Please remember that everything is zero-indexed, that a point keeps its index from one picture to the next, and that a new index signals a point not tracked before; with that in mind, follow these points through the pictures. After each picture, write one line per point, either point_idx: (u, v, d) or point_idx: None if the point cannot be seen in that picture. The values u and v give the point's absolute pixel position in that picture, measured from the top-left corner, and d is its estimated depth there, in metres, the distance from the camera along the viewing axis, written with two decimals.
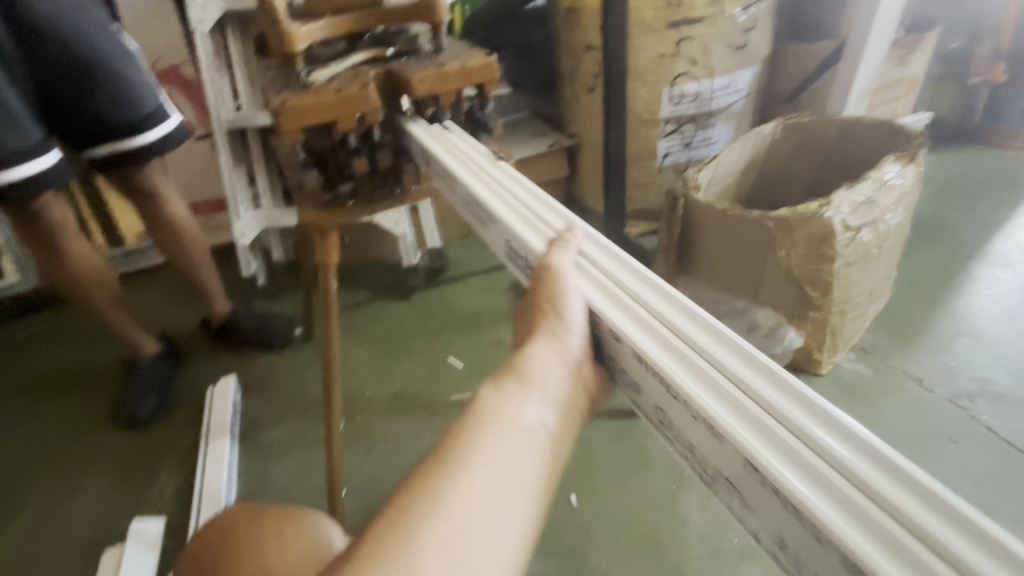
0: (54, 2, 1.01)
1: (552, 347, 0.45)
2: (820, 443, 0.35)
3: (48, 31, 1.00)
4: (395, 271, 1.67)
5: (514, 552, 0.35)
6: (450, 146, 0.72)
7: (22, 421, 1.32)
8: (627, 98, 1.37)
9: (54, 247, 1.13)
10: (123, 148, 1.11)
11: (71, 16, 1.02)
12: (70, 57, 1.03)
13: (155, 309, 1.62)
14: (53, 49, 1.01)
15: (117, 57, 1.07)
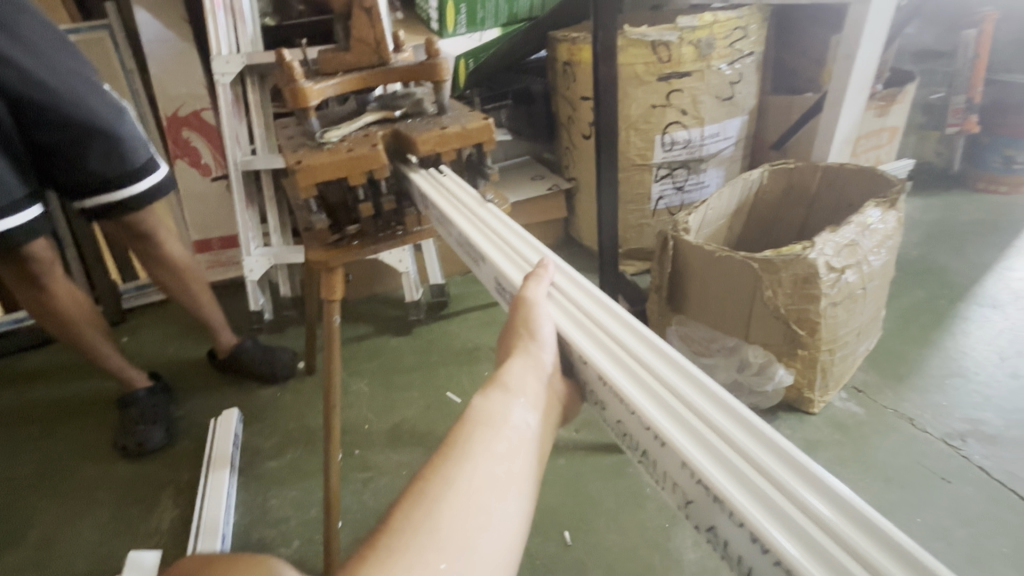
0: (50, 68, 1.06)
1: (528, 362, 0.50)
2: (765, 467, 0.38)
3: (45, 95, 1.06)
4: (397, 307, 1.71)
5: (508, 529, 0.39)
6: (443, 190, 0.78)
7: (25, 452, 1.35)
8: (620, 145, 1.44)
9: (43, 287, 1.18)
10: (115, 199, 1.17)
11: (65, 76, 1.08)
12: (64, 117, 1.08)
13: (162, 341, 1.67)
14: (52, 113, 1.07)
15: (105, 114, 1.12)
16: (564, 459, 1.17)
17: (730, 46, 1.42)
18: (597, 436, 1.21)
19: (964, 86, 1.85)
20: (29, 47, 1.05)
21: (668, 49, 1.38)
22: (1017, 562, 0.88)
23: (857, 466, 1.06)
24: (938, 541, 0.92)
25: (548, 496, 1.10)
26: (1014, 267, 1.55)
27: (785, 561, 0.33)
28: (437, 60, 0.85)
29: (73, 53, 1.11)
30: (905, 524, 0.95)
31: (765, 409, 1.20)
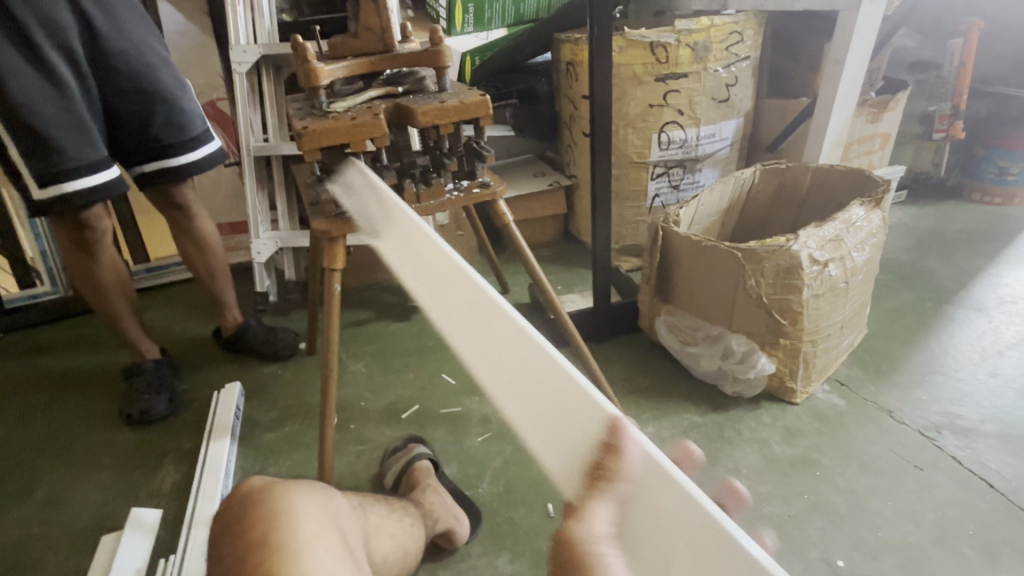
0: (127, 38, 1.16)
1: None
2: None
3: (121, 62, 1.15)
4: (398, 294, 1.76)
5: None
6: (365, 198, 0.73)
7: (36, 418, 1.40)
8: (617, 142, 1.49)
9: (89, 254, 1.26)
10: (168, 167, 1.26)
11: (140, 46, 1.18)
12: (135, 85, 1.18)
13: (171, 319, 1.73)
14: (127, 79, 1.16)
15: (174, 87, 1.23)
16: None
17: (726, 49, 1.47)
18: None
19: (949, 94, 1.89)
20: (112, 16, 1.14)
21: (665, 51, 1.43)
22: (981, 545, 0.92)
23: (834, 453, 1.09)
24: (906, 524, 0.95)
25: (535, 473, 1.14)
26: (1002, 274, 1.58)
27: None
28: (441, 47, 0.90)
29: (152, 30, 1.22)
30: (877, 508, 0.98)
31: (749, 399, 1.24)
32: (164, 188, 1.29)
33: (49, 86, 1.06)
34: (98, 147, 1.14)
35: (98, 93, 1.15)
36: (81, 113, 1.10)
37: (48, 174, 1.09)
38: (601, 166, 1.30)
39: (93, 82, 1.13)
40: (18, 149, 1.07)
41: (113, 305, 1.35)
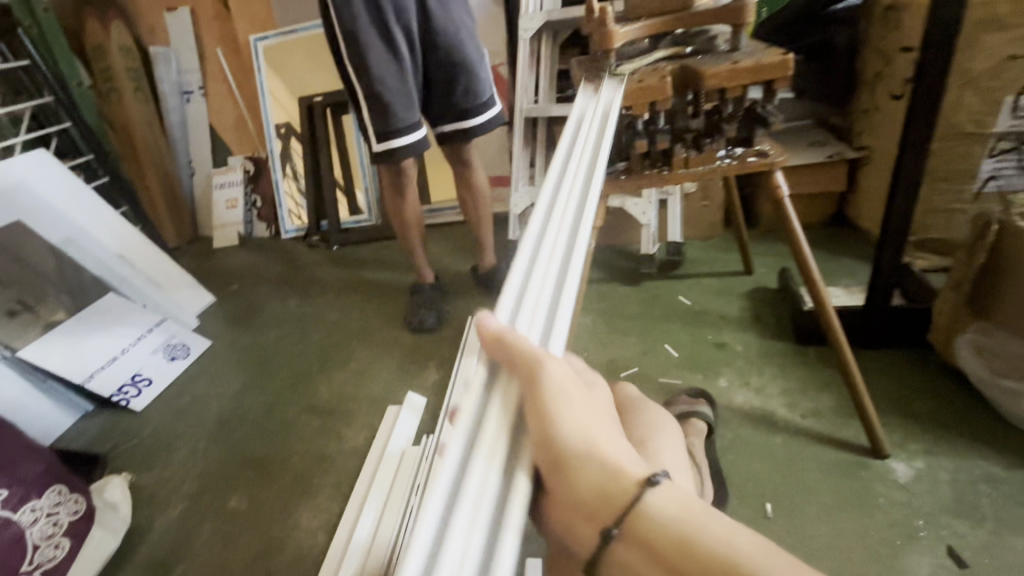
0: (449, 18, 1.42)
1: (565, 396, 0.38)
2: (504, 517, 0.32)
3: (441, 40, 1.42)
4: (631, 259, 1.78)
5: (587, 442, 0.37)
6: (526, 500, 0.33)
7: (354, 312, 1.92)
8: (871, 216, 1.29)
9: (402, 192, 1.62)
10: (463, 128, 1.53)
11: (458, 27, 1.44)
12: (450, 58, 1.44)
13: (442, 252, 2.10)
14: (444, 54, 1.43)
15: (475, 61, 1.48)
16: (781, 438, 1.12)
17: None
18: (829, 428, 1.13)
19: None
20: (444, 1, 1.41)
21: None
22: None
23: None
24: None
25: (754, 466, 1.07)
26: None
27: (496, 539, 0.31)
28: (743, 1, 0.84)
29: (464, 12, 1.48)
30: None
31: None
32: (457, 144, 1.57)
33: (394, 61, 1.36)
34: (417, 111, 1.43)
35: (422, 66, 1.44)
36: (410, 84, 1.39)
37: (385, 132, 1.41)
38: (913, 135, 1.06)
39: (420, 57, 1.42)
40: (368, 111, 1.40)
41: (410, 236, 1.72)
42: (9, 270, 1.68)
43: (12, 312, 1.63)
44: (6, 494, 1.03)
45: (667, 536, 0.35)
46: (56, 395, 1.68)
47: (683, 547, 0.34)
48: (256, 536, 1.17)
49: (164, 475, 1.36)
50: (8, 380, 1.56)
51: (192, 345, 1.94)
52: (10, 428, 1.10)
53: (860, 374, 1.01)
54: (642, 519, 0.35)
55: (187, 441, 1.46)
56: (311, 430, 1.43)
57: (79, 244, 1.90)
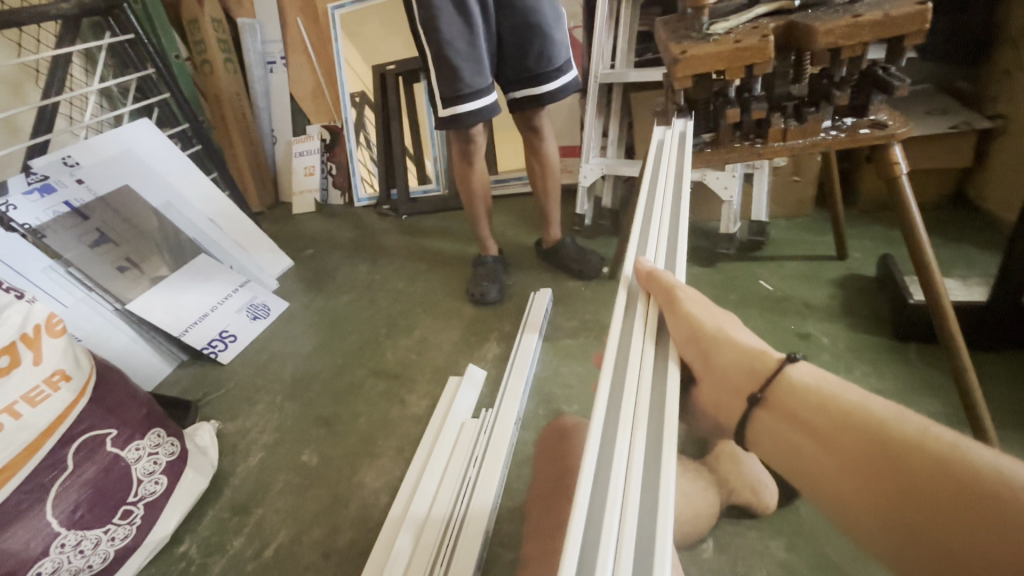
0: None
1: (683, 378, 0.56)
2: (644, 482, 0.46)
3: (516, 0, 1.35)
4: (707, 238, 1.66)
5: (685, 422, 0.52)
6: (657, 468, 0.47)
7: (418, 281, 1.95)
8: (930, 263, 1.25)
9: (470, 162, 1.60)
10: (535, 94, 1.47)
11: None
12: (524, 20, 1.37)
13: (507, 224, 2.08)
14: (519, 15, 1.37)
15: (551, 22, 1.40)
16: None
17: None
18: None
19: None
20: None
21: None
22: None
23: None
24: None
25: None
26: None
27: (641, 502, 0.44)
28: None
29: None
30: None
31: None
32: (528, 112, 1.52)
33: (465, 24, 1.31)
34: (487, 76, 1.39)
35: (495, 30, 1.39)
36: (480, 48, 1.35)
37: (453, 98, 1.38)
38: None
39: (494, 20, 1.36)
40: (436, 76, 1.37)
41: (476, 207, 1.71)
42: (120, 231, 1.86)
43: (124, 269, 1.82)
44: (115, 433, 1.14)
45: (804, 395, 0.57)
46: (156, 345, 1.87)
47: (817, 407, 0.55)
48: (325, 490, 1.25)
49: (245, 425, 1.48)
50: (118, 329, 1.75)
51: (271, 305, 2.07)
52: (119, 376, 1.22)
53: (970, 361, 0.86)
54: (786, 382, 0.59)
55: (266, 395, 1.57)
56: (376, 395, 1.49)
57: (177, 208, 2.05)
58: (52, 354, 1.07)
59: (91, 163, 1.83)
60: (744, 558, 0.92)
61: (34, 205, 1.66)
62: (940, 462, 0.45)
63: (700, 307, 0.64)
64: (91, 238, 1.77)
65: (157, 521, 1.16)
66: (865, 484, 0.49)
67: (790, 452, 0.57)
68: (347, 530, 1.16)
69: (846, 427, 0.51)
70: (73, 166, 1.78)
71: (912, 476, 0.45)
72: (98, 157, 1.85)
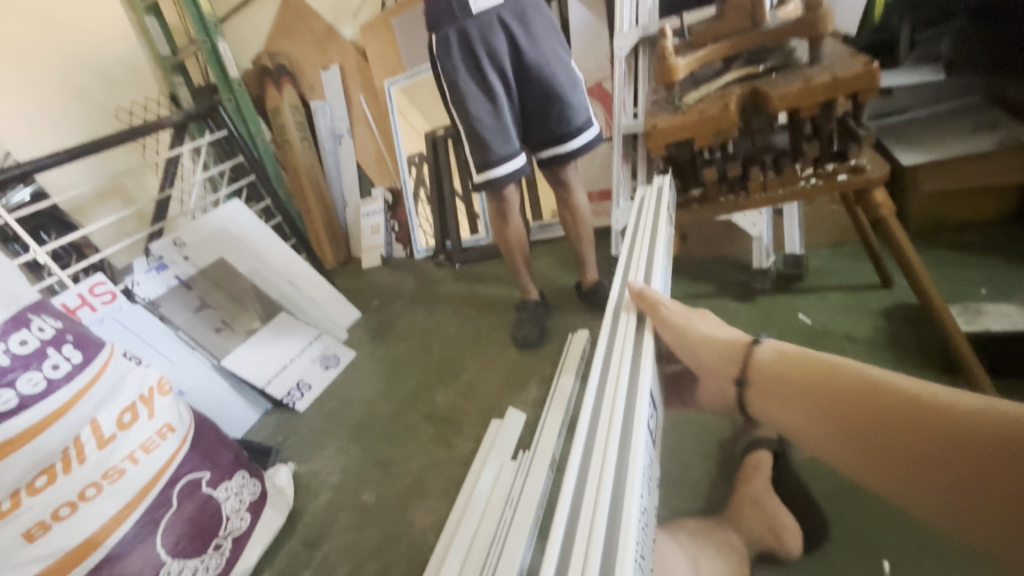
0: (541, 52, 1.48)
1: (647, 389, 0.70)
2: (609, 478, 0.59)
3: (535, 74, 1.49)
4: (744, 271, 1.66)
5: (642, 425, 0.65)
6: (612, 465, 0.60)
7: (468, 326, 2.10)
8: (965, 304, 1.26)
9: (505, 219, 1.73)
10: (558, 152, 1.58)
11: (550, 59, 1.50)
12: (544, 89, 1.51)
13: (548, 267, 2.19)
14: (539, 86, 1.51)
15: (569, 87, 1.53)
16: None
17: None
18: None
19: None
20: (535, 36, 1.48)
21: None
22: None
23: None
24: None
25: None
26: None
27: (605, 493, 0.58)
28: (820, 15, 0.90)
29: (557, 42, 1.53)
30: None
31: None
32: (555, 168, 1.65)
33: (489, 102, 1.48)
34: (513, 142, 1.52)
35: (518, 100, 1.53)
36: (506, 120, 1.50)
37: (483, 165, 1.53)
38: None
39: (516, 92, 1.51)
40: (470, 147, 1.54)
41: (515, 258, 1.83)
42: (217, 298, 2.17)
43: (220, 330, 2.12)
44: (210, 476, 1.35)
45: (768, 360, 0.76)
46: (245, 395, 2.13)
47: (785, 366, 0.74)
48: (381, 527, 1.39)
49: (317, 466, 1.66)
50: (215, 382, 2.05)
51: (341, 355, 2.31)
52: (213, 425, 1.43)
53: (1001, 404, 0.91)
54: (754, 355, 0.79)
55: (334, 439, 1.75)
56: (427, 438, 1.62)
57: (262, 275, 2.33)
58: (163, 410, 1.30)
59: (195, 241, 2.17)
60: None
61: (151, 280, 2.04)
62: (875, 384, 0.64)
63: (676, 312, 0.81)
64: (195, 304, 2.11)
65: (242, 553, 1.34)
66: (823, 420, 0.68)
67: (777, 416, 0.75)
68: (398, 565, 1.28)
69: (809, 376, 0.70)
70: (182, 246, 2.13)
71: (864, 401, 0.64)
72: (200, 236, 2.18)
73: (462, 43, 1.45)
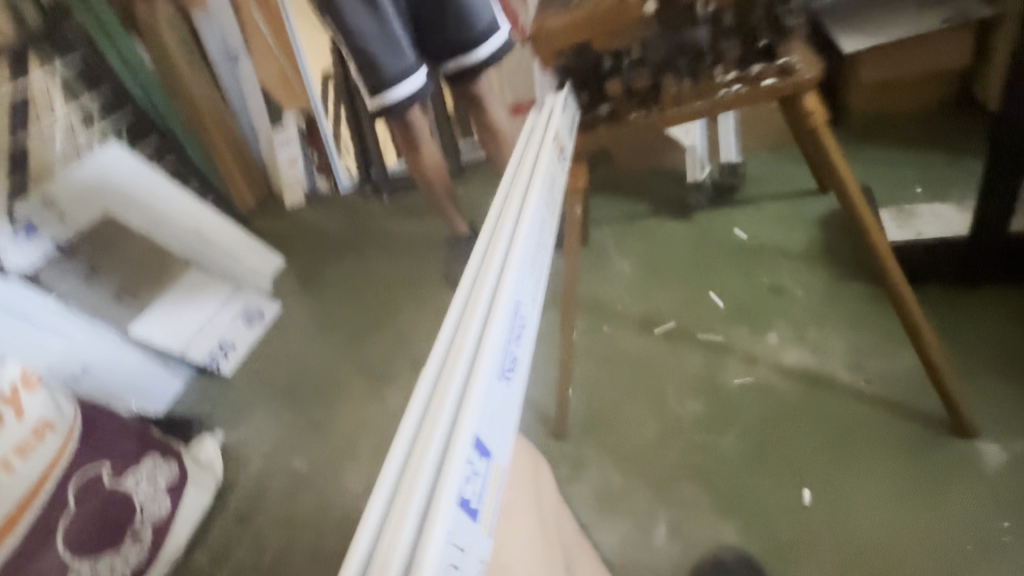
0: None
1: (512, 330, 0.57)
2: (436, 453, 0.45)
3: None
4: (680, 185, 1.54)
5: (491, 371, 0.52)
6: (434, 437, 0.46)
7: (398, 267, 1.95)
8: (899, 206, 1.20)
9: (416, 147, 1.52)
10: (465, 64, 1.36)
11: None
12: None
13: (480, 195, 2.00)
14: None
15: None
16: (836, 405, 1.00)
17: None
18: (898, 396, 0.98)
19: None
20: None
21: None
22: None
23: None
24: None
25: (798, 447, 0.97)
26: None
27: (426, 476, 0.44)
28: None
29: None
30: None
31: None
32: (464, 83, 1.41)
33: (369, 7, 1.21)
34: (408, 56, 1.28)
35: (405, 6, 1.29)
36: (394, 28, 1.24)
37: (376, 87, 1.30)
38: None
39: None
40: (357, 71, 1.30)
41: (436, 190, 1.65)
42: (110, 262, 1.92)
43: (120, 296, 1.91)
44: (110, 467, 1.23)
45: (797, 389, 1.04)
46: (164, 362, 1.96)
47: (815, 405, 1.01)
48: (314, 494, 1.33)
49: (245, 434, 1.56)
50: (127, 354, 1.87)
51: (266, 309, 2.14)
52: (107, 412, 1.29)
53: (928, 324, 0.86)
54: (776, 399, 1.04)
55: (263, 403, 1.64)
56: (359, 395, 1.53)
57: (163, 228, 2.06)
58: (33, 407, 1.15)
59: (69, 197, 1.87)
60: (698, 543, 0.92)
61: (21, 248, 1.73)
62: (871, 446, 0.94)
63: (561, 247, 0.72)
64: (83, 273, 1.86)
65: (167, 538, 1.26)
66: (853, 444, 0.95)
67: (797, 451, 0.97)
68: (333, 531, 1.25)
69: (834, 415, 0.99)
70: (54, 206, 1.83)
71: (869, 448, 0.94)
72: (74, 190, 1.88)
73: None
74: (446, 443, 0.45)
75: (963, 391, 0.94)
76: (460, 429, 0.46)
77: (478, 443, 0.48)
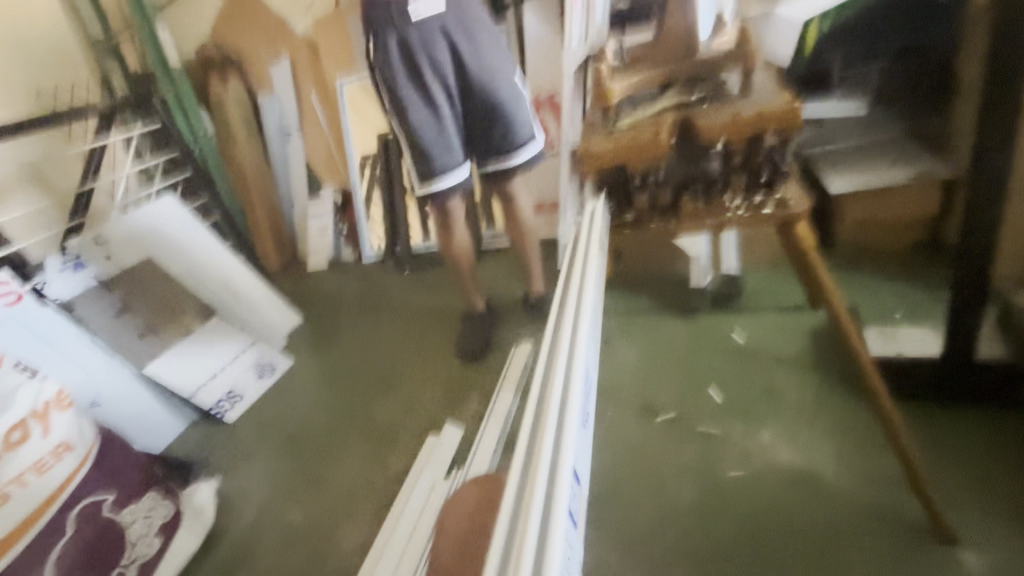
0: (485, 65, 1.47)
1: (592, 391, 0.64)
2: (544, 483, 0.50)
3: (479, 87, 1.47)
4: (684, 288, 1.69)
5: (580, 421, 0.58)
6: (541, 473, 0.51)
7: (412, 335, 2.05)
8: (880, 327, 1.33)
9: (449, 230, 1.70)
10: (504, 166, 1.56)
11: (493, 72, 1.48)
12: (488, 102, 1.49)
13: (497, 278, 2.15)
14: (482, 99, 1.49)
15: (513, 101, 1.51)
16: (826, 505, 1.05)
17: None
18: (883, 501, 1.04)
19: None
20: (478, 48, 1.46)
21: None
22: None
23: None
24: None
25: (791, 541, 1.01)
26: None
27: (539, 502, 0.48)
28: (748, 50, 0.97)
29: (502, 54, 1.51)
30: None
31: None
32: (501, 181, 1.61)
33: (431, 113, 1.45)
34: (457, 154, 1.50)
35: (462, 111, 1.51)
36: (449, 131, 1.47)
37: (426, 176, 1.49)
38: (979, 192, 1.00)
39: (459, 102, 1.49)
40: (412, 160, 1.50)
41: (461, 268, 1.80)
42: (142, 301, 2.02)
43: (144, 334, 1.99)
44: (112, 498, 1.24)
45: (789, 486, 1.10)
46: (169, 404, 2.00)
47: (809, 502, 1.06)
48: (307, 548, 1.33)
49: (242, 483, 1.56)
50: (137, 391, 1.91)
51: (278, 363, 2.20)
52: (121, 441, 1.33)
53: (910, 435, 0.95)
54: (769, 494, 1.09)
55: (263, 453, 1.66)
56: (361, 454, 1.56)
57: (195, 277, 2.15)
58: (59, 426, 1.19)
59: (118, 240, 2.00)
60: None
61: (66, 280, 1.87)
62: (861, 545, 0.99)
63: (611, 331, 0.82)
64: (116, 308, 1.95)
65: None
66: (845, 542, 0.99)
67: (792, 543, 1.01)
68: None
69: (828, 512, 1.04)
70: (104, 245, 1.98)
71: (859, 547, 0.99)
72: (122, 233, 2.01)
73: (402, 48, 1.41)
74: (551, 474, 0.51)
75: (944, 504, 1.01)
76: (560, 466, 0.51)
77: (575, 484, 0.53)
